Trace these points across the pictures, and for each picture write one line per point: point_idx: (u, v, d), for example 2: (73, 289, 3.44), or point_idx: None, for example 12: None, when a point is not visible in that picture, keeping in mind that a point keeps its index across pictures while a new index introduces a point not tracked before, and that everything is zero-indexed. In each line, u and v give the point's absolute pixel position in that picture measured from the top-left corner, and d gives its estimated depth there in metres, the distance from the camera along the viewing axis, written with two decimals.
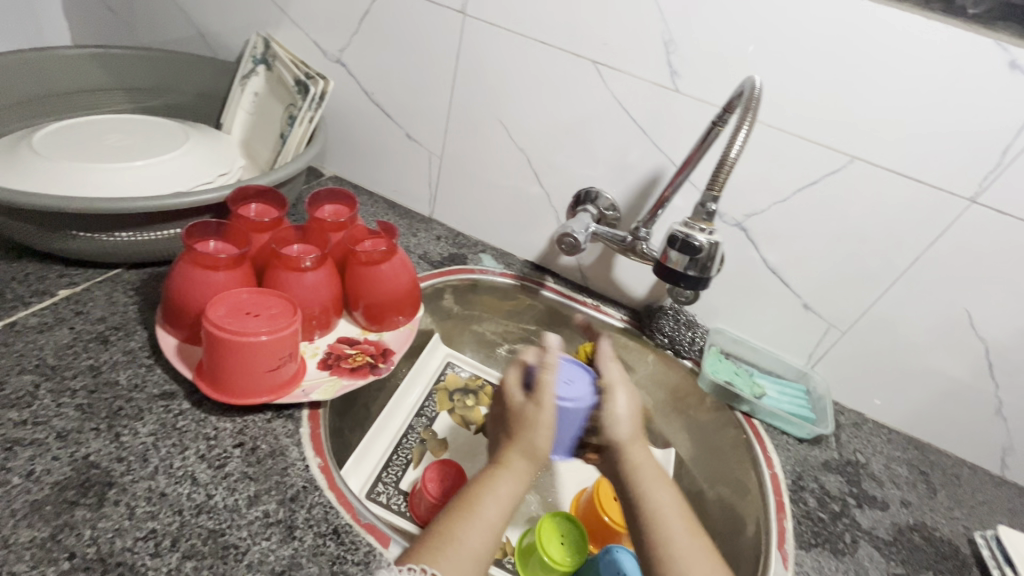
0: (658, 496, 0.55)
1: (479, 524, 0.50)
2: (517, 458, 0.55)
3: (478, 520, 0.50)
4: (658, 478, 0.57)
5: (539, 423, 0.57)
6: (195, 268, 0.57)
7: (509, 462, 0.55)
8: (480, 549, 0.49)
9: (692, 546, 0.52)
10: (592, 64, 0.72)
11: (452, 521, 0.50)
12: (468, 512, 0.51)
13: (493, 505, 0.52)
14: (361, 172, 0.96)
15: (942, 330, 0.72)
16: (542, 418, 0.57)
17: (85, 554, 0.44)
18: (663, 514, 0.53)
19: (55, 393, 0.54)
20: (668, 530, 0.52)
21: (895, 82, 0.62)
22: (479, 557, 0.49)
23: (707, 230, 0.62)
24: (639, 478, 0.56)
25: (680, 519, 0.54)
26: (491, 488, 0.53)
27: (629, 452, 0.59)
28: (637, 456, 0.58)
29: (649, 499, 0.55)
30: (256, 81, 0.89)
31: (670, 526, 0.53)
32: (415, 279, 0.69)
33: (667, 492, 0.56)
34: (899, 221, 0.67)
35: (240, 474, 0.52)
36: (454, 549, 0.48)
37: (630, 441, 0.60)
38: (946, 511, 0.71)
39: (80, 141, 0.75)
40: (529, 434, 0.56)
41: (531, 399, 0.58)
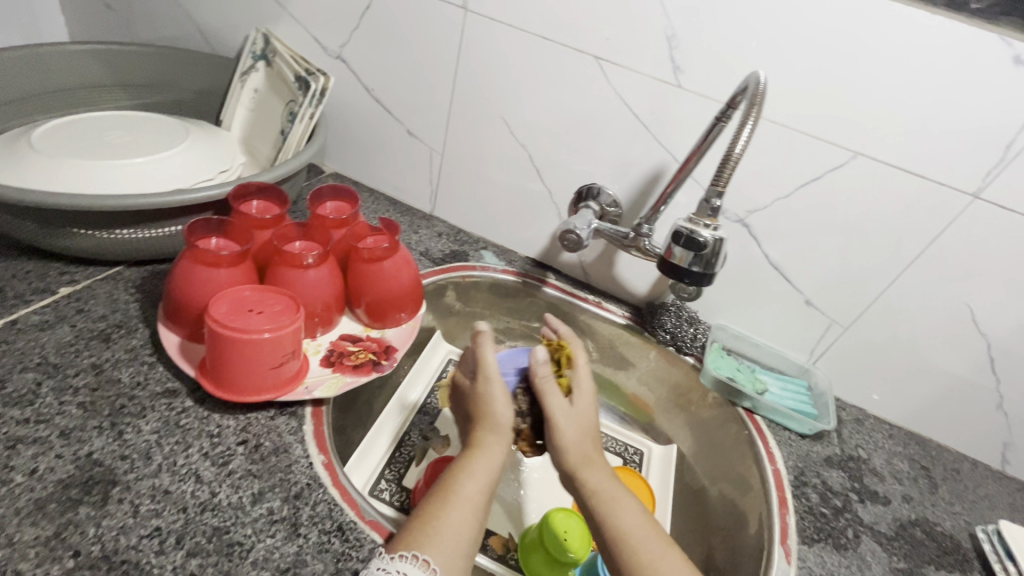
0: (625, 515, 0.53)
1: (462, 504, 0.51)
2: (488, 437, 0.56)
3: (460, 502, 0.51)
4: (620, 499, 0.54)
5: (495, 402, 0.57)
6: (196, 265, 0.56)
7: (482, 442, 0.55)
8: (464, 531, 0.49)
9: (663, 558, 0.51)
10: (594, 60, 0.72)
11: (436, 505, 0.50)
12: (450, 495, 0.51)
13: (473, 486, 0.52)
14: (361, 169, 0.96)
15: (944, 326, 0.72)
16: (496, 402, 0.57)
17: (90, 552, 0.44)
18: (627, 532, 0.52)
19: (57, 391, 0.54)
20: (637, 550, 0.51)
21: (899, 78, 0.62)
22: (471, 539, 0.49)
23: (711, 227, 0.62)
24: (603, 497, 0.54)
25: (646, 531, 0.52)
26: (471, 470, 0.53)
27: (584, 478, 0.56)
28: (596, 476, 0.56)
29: (613, 518, 0.53)
30: (256, 77, 0.88)
31: (636, 543, 0.51)
32: (418, 276, 0.69)
33: (632, 508, 0.54)
34: (902, 217, 0.67)
35: (244, 472, 0.52)
36: (439, 533, 0.48)
37: (581, 460, 0.56)
38: (947, 506, 0.71)
39: (79, 138, 0.75)
40: (490, 418, 0.56)
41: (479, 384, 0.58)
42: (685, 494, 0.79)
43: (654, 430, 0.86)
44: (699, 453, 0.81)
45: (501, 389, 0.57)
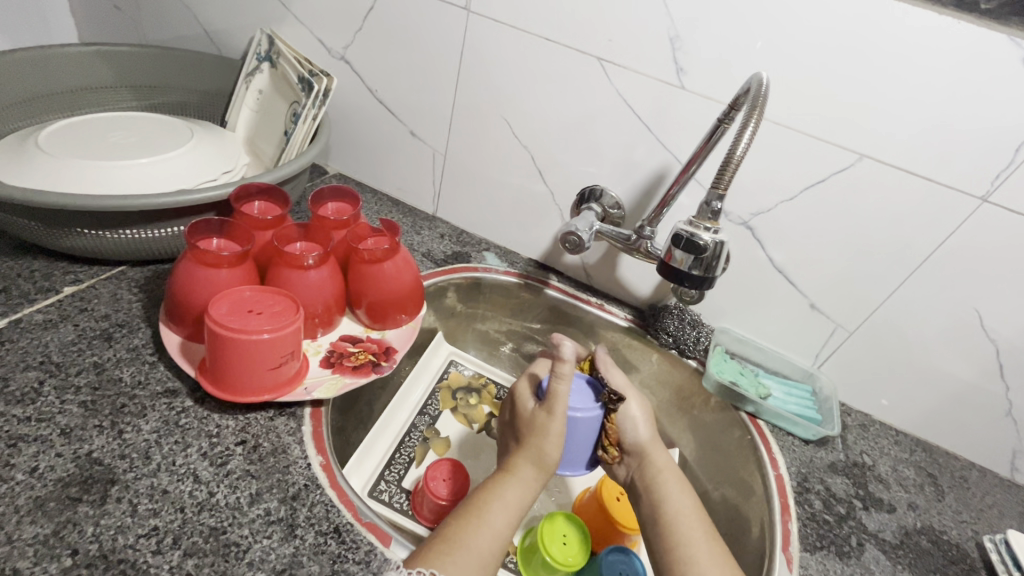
0: (672, 501, 0.58)
1: (488, 533, 0.51)
2: (528, 465, 0.58)
3: (486, 529, 0.51)
4: (678, 482, 0.60)
5: (549, 432, 0.59)
6: (197, 266, 0.57)
7: (517, 472, 0.57)
8: (487, 557, 0.50)
9: (710, 546, 0.55)
10: (596, 61, 0.71)
11: (458, 531, 0.51)
12: (473, 522, 0.52)
13: (499, 516, 0.53)
14: (365, 169, 0.96)
15: (951, 331, 0.71)
16: (553, 428, 0.59)
17: (87, 551, 0.44)
18: (681, 514, 0.57)
19: (59, 390, 0.54)
20: (684, 536, 0.55)
21: (905, 79, 0.61)
22: (490, 563, 0.50)
23: (711, 229, 0.62)
24: (659, 484, 0.60)
25: (691, 517, 0.57)
26: (496, 500, 0.54)
27: (650, 457, 0.62)
28: (660, 458, 0.62)
29: (663, 496, 0.59)
30: (260, 78, 0.88)
31: (685, 524, 0.56)
32: (418, 277, 0.69)
33: (682, 495, 0.59)
34: (909, 220, 0.66)
35: (242, 472, 0.52)
36: (461, 558, 0.48)
37: (648, 448, 0.63)
38: (954, 515, 0.70)
39: (85, 138, 0.75)
40: (541, 441, 0.59)
41: (540, 410, 0.60)
42: None
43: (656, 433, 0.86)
44: (701, 457, 0.80)
45: (561, 422, 0.59)
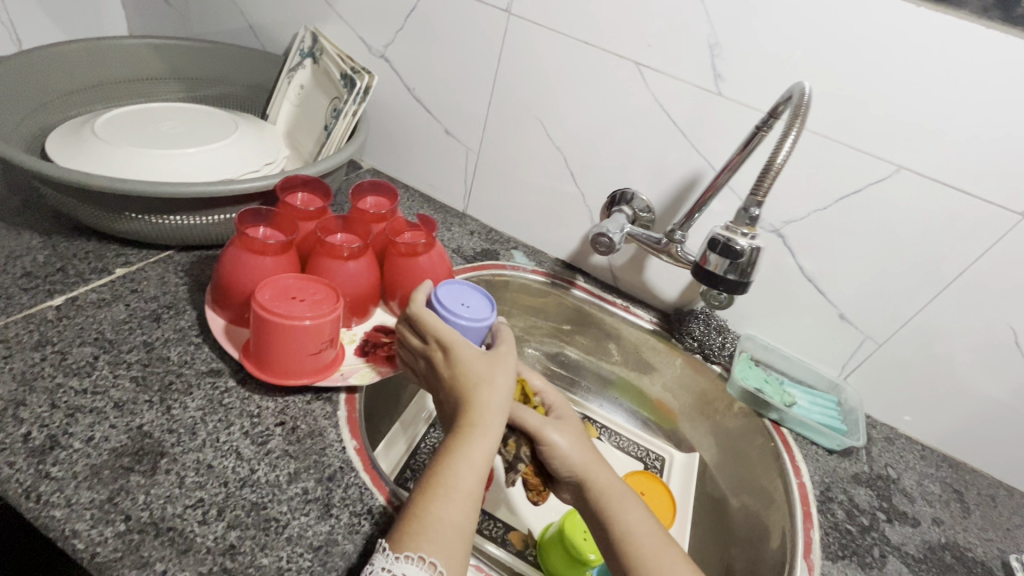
0: (628, 517, 0.51)
1: (458, 499, 0.48)
2: (485, 417, 0.52)
3: (455, 495, 0.48)
4: (628, 499, 0.52)
5: (492, 382, 0.53)
6: (245, 253, 0.59)
7: (478, 424, 0.51)
8: (459, 527, 0.47)
9: (668, 559, 0.49)
10: (634, 65, 0.72)
11: (425, 499, 0.47)
12: (438, 489, 0.48)
13: (465, 478, 0.48)
14: (398, 165, 0.98)
15: (983, 347, 0.70)
16: (497, 375, 0.54)
17: (139, 518, 0.46)
18: (633, 531, 0.51)
19: (113, 365, 0.57)
20: (645, 552, 0.50)
21: (948, 92, 0.60)
22: (462, 533, 0.47)
23: (749, 236, 0.62)
24: (611, 503, 0.52)
25: (651, 533, 0.51)
26: (458, 459, 0.49)
27: (590, 482, 0.53)
28: (605, 472, 0.54)
29: (616, 514, 0.51)
30: (302, 73, 0.91)
31: (638, 545, 0.50)
32: (451, 272, 0.70)
33: (635, 508, 0.52)
34: (945, 233, 0.66)
35: (281, 452, 0.54)
36: (435, 529, 0.46)
37: (586, 467, 0.53)
38: (980, 532, 0.69)
39: (138, 127, 0.79)
40: (491, 384, 0.53)
41: (476, 358, 0.54)
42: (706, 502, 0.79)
43: (676, 437, 0.88)
44: (722, 463, 0.81)
45: (502, 370, 0.54)
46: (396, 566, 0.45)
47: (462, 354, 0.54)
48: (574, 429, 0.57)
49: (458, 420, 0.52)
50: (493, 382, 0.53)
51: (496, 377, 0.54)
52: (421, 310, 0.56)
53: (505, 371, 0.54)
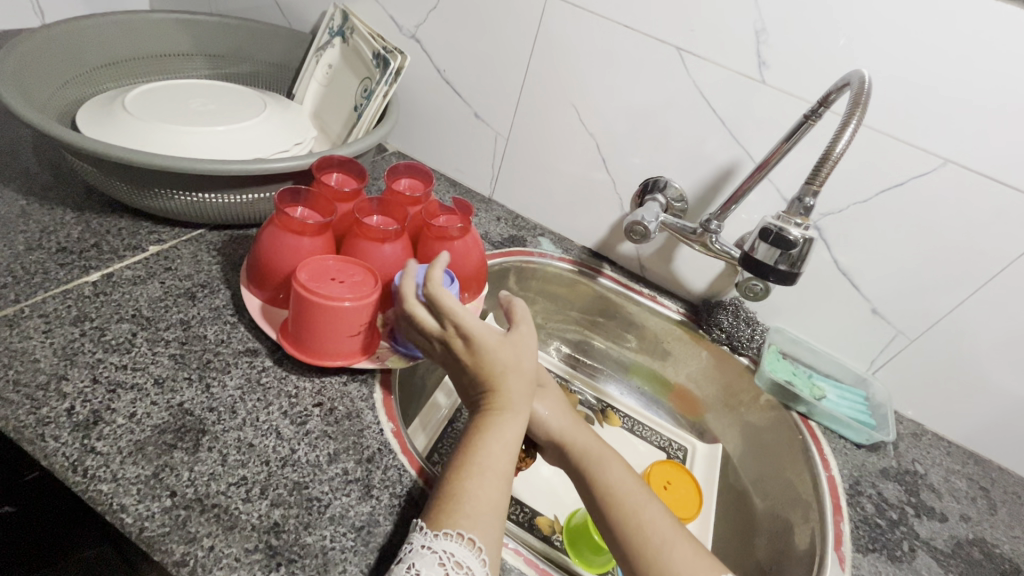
0: (610, 470, 0.56)
1: (491, 476, 0.50)
2: (511, 399, 0.54)
3: (488, 472, 0.50)
4: (612, 457, 0.57)
5: (520, 365, 0.55)
6: (283, 232, 0.59)
7: (506, 406, 0.54)
8: (495, 503, 0.49)
9: (654, 509, 0.52)
10: (675, 50, 0.71)
11: (460, 476, 0.49)
12: (472, 467, 0.50)
13: (496, 456, 0.51)
14: (424, 149, 0.97)
15: (1020, 345, 0.70)
16: (527, 361, 0.56)
17: (185, 494, 0.46)
18: (617, 485, 0.54)
19: (151, 342, 0.57)
20: (628, 499, 0.53)
21: (1001, 84, 0.59)
22: (498, 508, 0.49)
23: (802, 226, 0.61)
24: (591, 459, 0.57)
25: (631, 482, 0.55)
26: (489, 439, 0.52)
27: (570, 444, 0.59)
28: (585, 435, 0.60)
29: (597, 470, 0.56)
30: (331, 53, 0.90)
31: (620, 495, 0.53)
32: (484, 257, 0.70)
33: (617, 463, 0.57)
34: (989, 229, 0.65)
35: (320, 432, 0.54)
36: (473, 505, 0.47)
37: (567, 431, 0.60)
38: (1007, 529, 0.69)
39: (168, 103, 0.78)
40: (518, 368, 0.55)
41: (504, 340, 0.55)
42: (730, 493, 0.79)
43: (700, 428, 0.88)
44: (746, 454, 0.81)
45: (529, 354, 0.56)
46: (436, 544, 0.45)
47: (486, 342, 0.54)
48: (558, 401, 0.62)
49: (484, 401, 0.55)
50: (522, 365, 0.55)
51: (520, 362, 0.55)
52: (444, 294, 0.53)
53: (525, 355, 0.56)
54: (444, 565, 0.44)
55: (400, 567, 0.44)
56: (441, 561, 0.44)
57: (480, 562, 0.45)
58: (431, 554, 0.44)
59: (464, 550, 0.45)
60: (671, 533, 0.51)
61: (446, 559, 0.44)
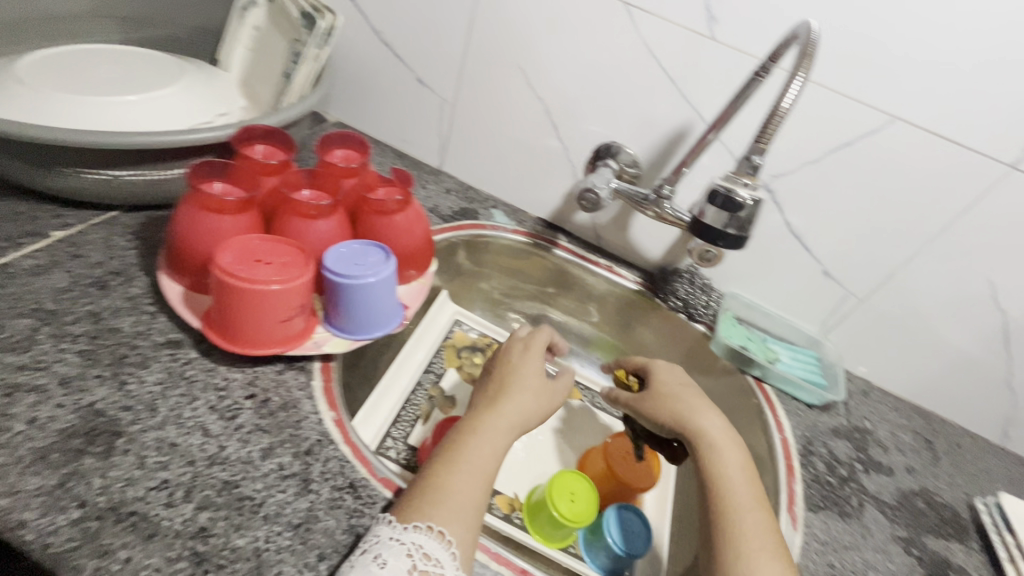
0: (727, 461, 0.55)
1: (468, 471, 0.48)
2: (511, 402, 0.55)
3: (466, 469, 0.48)
4: (733, 451, 0.56)
5: (548, 393, 0.58)
6: (200, 211, 0.53)
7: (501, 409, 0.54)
8: (474, 501, 0.47)
9: (759, 522, 0.51)
10: (623, 6, 0.67)
11: (441, 470, 0.48)
12: (456, 463, 0.49)
13: (479, 456, 0.50)
14: (367, 119, 0.91)
15: (962, 301, 0.71)
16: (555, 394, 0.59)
17: (96, 503, 0.42)
18: (730, 484, 0.54)
19: (55, 338, 0.52)
20: (733, 498, 0.53)
21: (946, 37, 0.58)
22: (478, 505, 0.47)
23: (750, 186, 0.59)
24: (706, 445, 0.57)
25: (745, 483, 0.54)
26: (479, 436, 0.51)
27: (712, 438, 0.57)
28: (714, 423, 0.59)
29: (714, 459, 0.56)
30: (256, 13, 0.82)
31: (736, 497, 0.53)
32: (429, 232, 0.66)
33: (735, 458, 0.56)
34: (935, 187, 0.65)
35: (252, 426, 0.50)
36: (449, 499, 0.46)
37: (690, 413, 0.60)
38: (948, 478, 0.72)
39: (68, 70, 0.69)
40: (538, 392, 0.57)
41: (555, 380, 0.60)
42: None
43: None
44: None
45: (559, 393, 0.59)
46: (405, 535, 0.43)
47: (529, 367, 0.59)
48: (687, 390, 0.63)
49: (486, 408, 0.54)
50: (551, 392, 0.58)
51: (534, 375, 0.58)
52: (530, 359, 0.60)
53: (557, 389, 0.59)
54: (413, 555, 0.42)
55: (366, 556, 0.42)
56: (409, 553, 0.42)
57: (450, 556, 0.43)
58: (399, 545, 0.42)
59: (433, 543, 0.43)
60: (760, 547, 0.49)
61: (415, 551, 0.42)
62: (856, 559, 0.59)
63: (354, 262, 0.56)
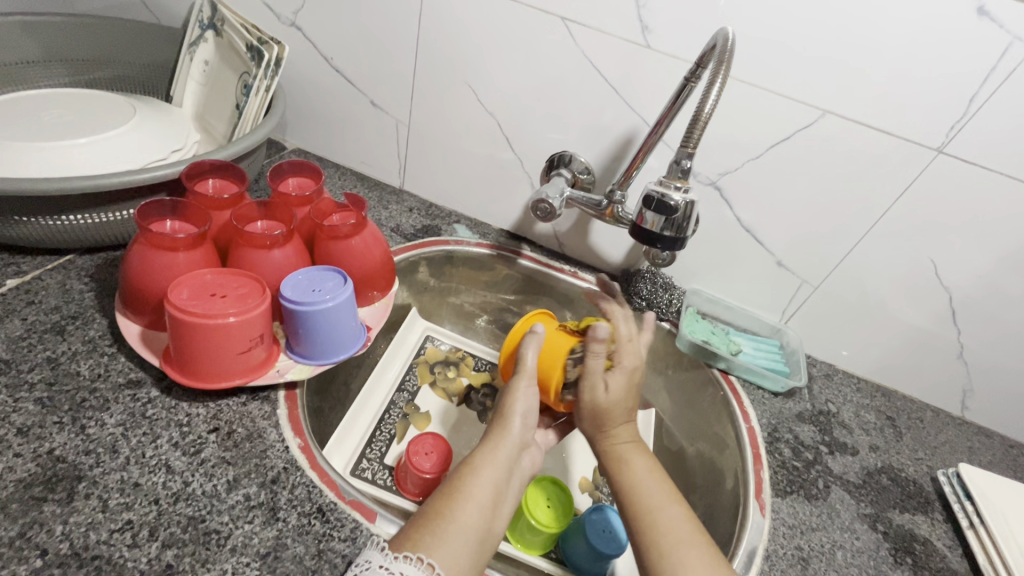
0: (634, 467, 0.54)
1: (470, 506, 0.47)
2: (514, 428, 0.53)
3: (468, 501, 0.47)
4: (638, 453, 0.55)
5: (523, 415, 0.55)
6: (152, 250, 0.53)
7: (504, 439, 0.52)
8: (479, 538, 0.46)
9: (670, 510, 0.51)
10: (560, 21, 0.69)
11: (441, 505, 0.47)
12: (456, 494, 0.48)
13: (485, 487, 0.49)
14: (326, 144, 0.93)
15: (907, 280, 0.74)
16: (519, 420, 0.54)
17: (58, 550, 0.42)
18: (638, 481, 0.53)
19: (11, 388, 0.52)
20: (647, 498, 0.51)
21: (866, 31, 0.60)
22: (478, 538, 0.46)
23: (682, 189, 0.62)
24: (616, 457, 0.55)
25: (656, 485, 0.53)
26: (480, 467, 0.50)
27: (625, 452, 0.55)
28: (623, 433, 0.57)
29: (624, 469, 0.54)
30: (205, 48, 0.83)
31: (647, 493, 0.52)
32: (388, 251, 0.67)
33: (643, 462, 0.55)
34: (870, 174, 0.68)
35: (217, 459, 0.51)
36: (446, 535, 0.45)
37: (604, 425, 0.57)
38: (911, 453, 0.74)
39: (15, 118, 0.69)
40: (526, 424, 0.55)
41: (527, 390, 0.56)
42: (663, 454, 0.81)
43: (633, 396, 0.88)
44: (677, 415, 0.83)
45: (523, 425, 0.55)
46: (393, 565, 0.42)
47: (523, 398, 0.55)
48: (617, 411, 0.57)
49: (489, 432, 0.54)
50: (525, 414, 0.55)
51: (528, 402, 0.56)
52: (527, 353, 0.57)
53: (532, 412, 0.56)
54: None
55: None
56: None
57: None
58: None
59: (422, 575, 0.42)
60: (685, 539, 0.49)
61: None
62: (824, 540, 0.61)
63: (311, 290, 0.57)
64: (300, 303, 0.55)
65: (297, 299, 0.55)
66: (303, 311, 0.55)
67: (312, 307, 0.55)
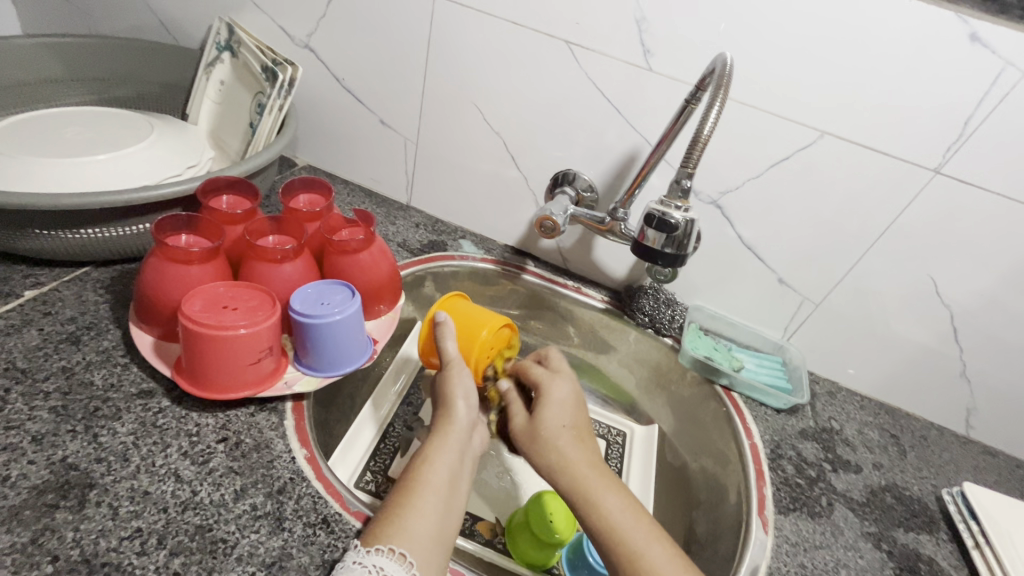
0: (609, 502, 0.50)
1: (430, 498, 0.49)
2: (458, 418, 0.54)
3: (426, 491, 0.49)
4: (610, 484, 0.52)
5: (468, 399, 0.56)
6: (167, 263, 0.55)
7: (450, 428, 0.54)
8: (440, 526, 0.48)
9: (657, 551, 0.48)
10: (565, 44, 0.72)
11: (401, 496, 0.48)
12: (414, 485, 0.49)
13: (441, 475, 0.50)
14: (336, 160, 0.95)
15: (908, 298, 0.74)
16: (463, 405, 0.55)
17: (69, 557, 0.43)
18: (617, 521, 0.49)
19: (27, 396, 0.53)
20: (627, 534, 0.49)
21: (862, 55, 0.62)
22: (439, 531, 0.47)
23: (683, 208, 0.63)
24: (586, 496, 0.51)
25: (636, 518, 0.50)
26: (433, 458, 0.51)
27: (599, 492, 0.51)
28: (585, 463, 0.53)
29: (599, 508, 0.50)
30: (221, 69, 0.86)
31: (631, 531, 0.49)
32: (395, 266, 0.69)
33: (619, 497, 0.51)
34: (868, 195, 0.69)
35: (225, 469, 0.52)
36: (407, 525, 0.46)
37: (564, 463, 0.53)
38: (916, 472, 0.74)
39: (37, 135, 0.72)
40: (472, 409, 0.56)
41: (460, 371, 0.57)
42: (666, 471, 0.81)
43: (636, 412, 0.88)
44: (680, 431, 0.83)
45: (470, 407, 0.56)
46: (366, 559, 0.44)
47: (463, 381, 0.56)
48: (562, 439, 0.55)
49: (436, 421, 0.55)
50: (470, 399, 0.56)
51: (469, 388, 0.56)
52: (446, 342, 0.59)
53: (473, 392, 0.57)
54: None
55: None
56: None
57: None
58: (360, 568, 0.44)
59: (394, 565, 0.44)
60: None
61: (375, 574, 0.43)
62: (828, 558, 0.61)
63: (317, 302, 0.58)
64: (304, 314, 0.57)
65: (302, 310, 0.57)
66: (306, 322, 0.57)
67: (317, 319, 0.57)
